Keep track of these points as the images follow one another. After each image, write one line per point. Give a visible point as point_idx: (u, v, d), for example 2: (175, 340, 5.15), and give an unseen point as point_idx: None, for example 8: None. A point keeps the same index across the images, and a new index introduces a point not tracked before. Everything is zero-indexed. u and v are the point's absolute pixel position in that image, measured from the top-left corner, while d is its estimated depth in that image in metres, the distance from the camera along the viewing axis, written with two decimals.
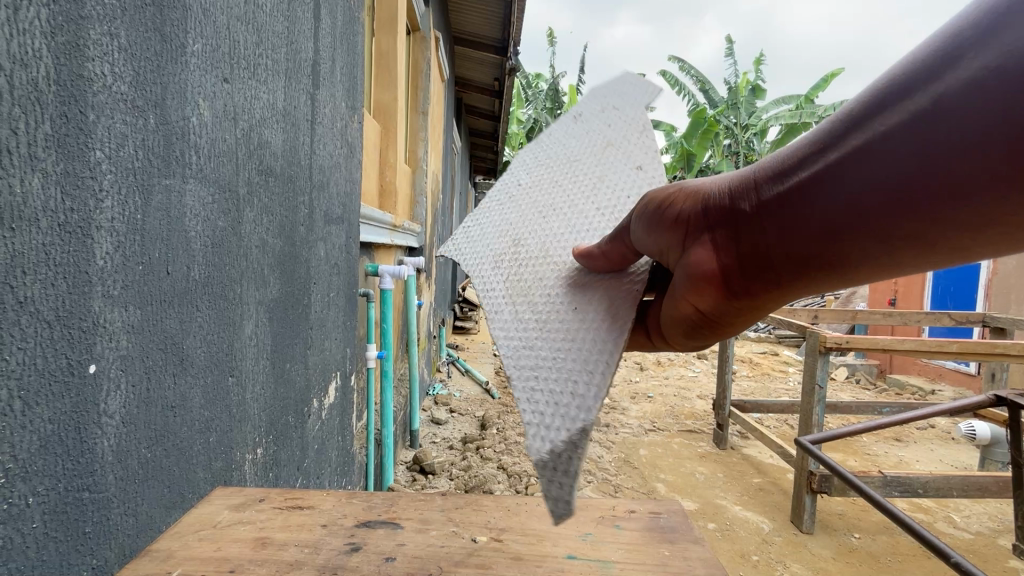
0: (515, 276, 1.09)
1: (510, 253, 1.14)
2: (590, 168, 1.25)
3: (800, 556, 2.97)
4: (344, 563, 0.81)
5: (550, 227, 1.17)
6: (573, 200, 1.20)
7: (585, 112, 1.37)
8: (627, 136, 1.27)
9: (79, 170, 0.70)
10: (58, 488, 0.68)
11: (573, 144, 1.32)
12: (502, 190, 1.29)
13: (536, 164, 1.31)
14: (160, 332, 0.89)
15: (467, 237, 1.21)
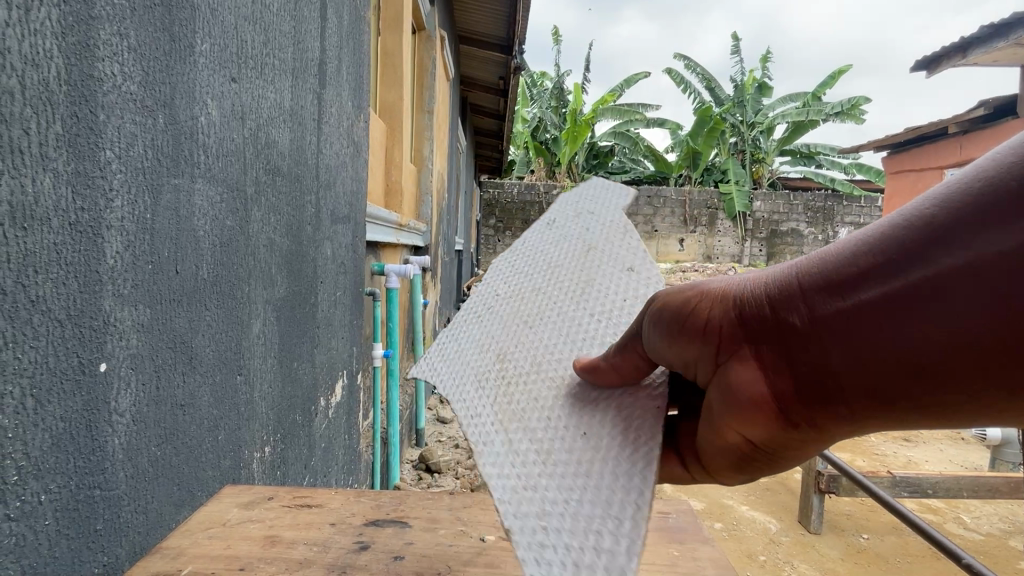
0: (505, 398, 0.90)
1: (499, 374, 0.94)
2: (577, 270, 1.10)
3: (808, 557, 2.96)
4: (353, 561, 0.81)
5: (539, 339, 0.99)
6: (561, 309, 1.03)
7: (559, 217, 1.24)
8: (608, 238, 1.16)
9: (89, 169, 0.70)
10: (71, 485, 0.69)
11: (549, 249, 1.17)
12: (477, 300, 1.09)
13: (512, 271, 1.14)
14: (170, 331, 0.89)
15: (443, 358, 1.00)
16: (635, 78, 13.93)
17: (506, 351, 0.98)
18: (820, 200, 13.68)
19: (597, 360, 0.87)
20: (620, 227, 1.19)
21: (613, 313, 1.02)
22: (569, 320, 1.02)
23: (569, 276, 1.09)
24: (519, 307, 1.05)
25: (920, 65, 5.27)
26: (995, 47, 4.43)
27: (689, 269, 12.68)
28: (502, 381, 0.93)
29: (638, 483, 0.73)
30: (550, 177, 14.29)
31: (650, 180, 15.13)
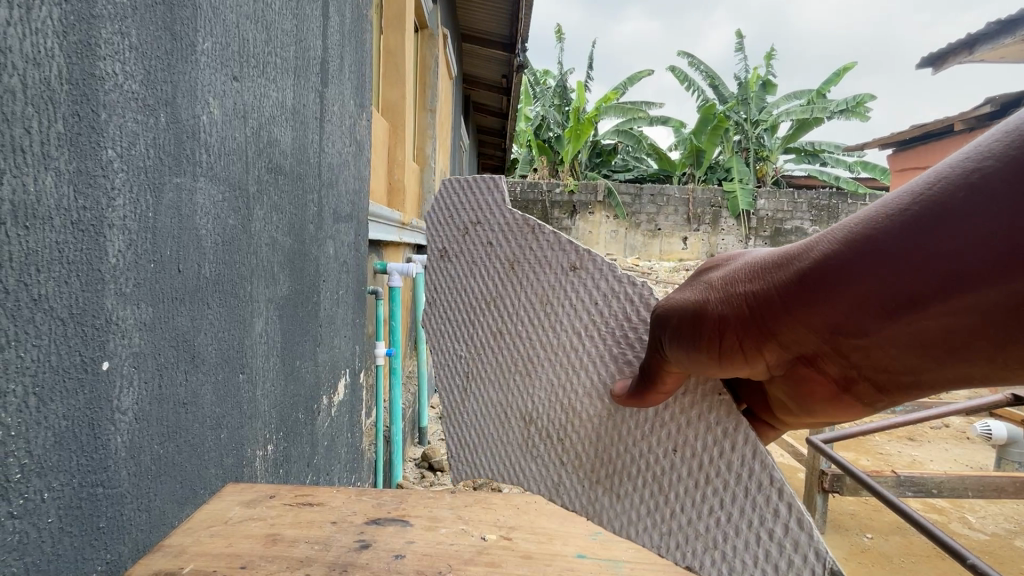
0: (559, 456, 1.10)
1: (535, 437, 1.14)
2: (525, 303, 1.16)
3: None
4: (355, 560, 0.81)
5: (538, 385, 1.14)
6: (537, 352, 1.14)
7: (449, 245, 1.28)
8: (518, 246, 1.17)
9: (91, 168, 0.70)
10: (73, 483, 0.69)
11: (489, 284, 1.22)
12: (455, 374, 1.29)
13: (481, 325, 1.24)
14: (172, 330, 0.89)
15: (494, 435, 1.22)
16: (638, 76, 13.89)
17: (529, 411, 1.15)
18: (824, 198, 13.61)
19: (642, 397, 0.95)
20: (519, 225, 1.17)
21: (579, 327, 1.08)
22: (550, 355, 1.13)
23: (525, 310, 1.16)
24: (509, 360, 1.19)
25: (925, 62, 5.23)
26: (1002, 43, 4.39)
27: (692, 268, 12.64)
28: (544, 441, 1.13)
29: (760, 471, 0.86)
30: (553, 175, 14.27)
31: (653, 178, 15.08)
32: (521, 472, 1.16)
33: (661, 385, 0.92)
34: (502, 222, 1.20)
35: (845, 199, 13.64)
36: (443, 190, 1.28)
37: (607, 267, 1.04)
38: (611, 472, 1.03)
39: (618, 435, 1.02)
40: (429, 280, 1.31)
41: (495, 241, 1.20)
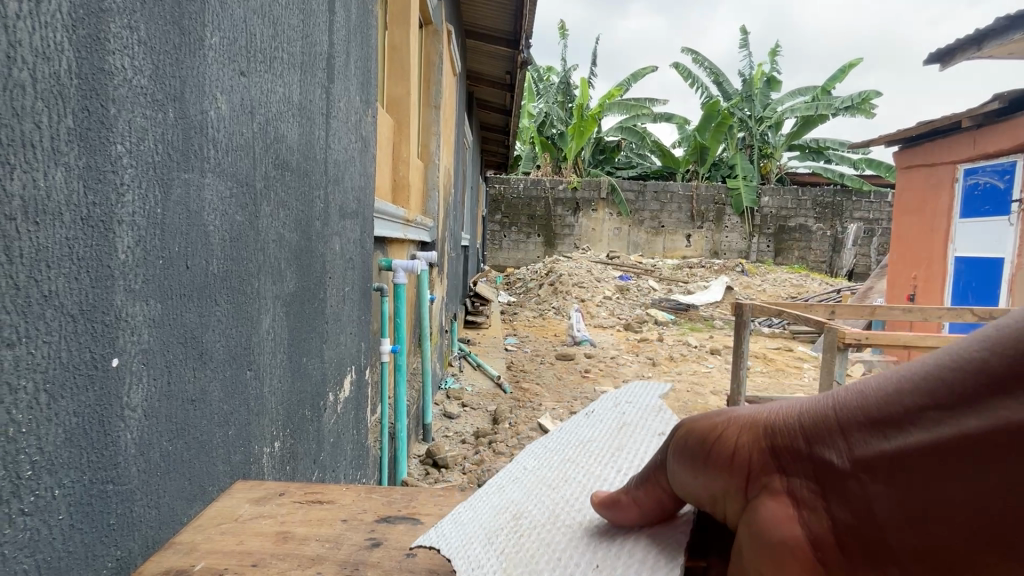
0: (514, 548, 0.77)
1: (513, 528, 0.82)
2: (603, 450, 1.02)
3: None
4: (366, 558, 0.81)
5: (564, 498, 0.88)
6: (588, 477, 0.94)
7: (599, 408, 1.20)
8: (643, 418, 1.12)
9: (100, 164, 0.70)
10: (83, 480, 0.69)
11: (586, 431, 1.11)
12: (499, 477, 1.00)
13: (545, 447, 1.08)
14: (180, 326, 0.89)
15: (460, 513, 0.89)
16: (641, 73, 13.83)
17: (526, 510, 0.86)
18: (829, 195, 13.56)
19: (618, 493, 0.78)
20: (653, 408, 1.15)
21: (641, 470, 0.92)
22: (594, 483, 0.91)
23: (598, 452, 1.01)
24: (548, 476, 0.97)
25: (933, 57, 5.17)
26: (1011, 39, 4.34)
27: (696, 264, 12.63)
28: (515, 534, 0.80)
29: None
30: (556, 173, 14.28)
31: (656, 175, 15.04)
32: (461, 549, 0.77)
33: (640, 493, 0.76)
34: (645, 408, 1.17)
35: (850, 196, 13.58)
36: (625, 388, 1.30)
37: None
38: (528, 571, 0.71)
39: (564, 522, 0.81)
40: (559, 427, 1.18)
41: (628, 412, 1.16)
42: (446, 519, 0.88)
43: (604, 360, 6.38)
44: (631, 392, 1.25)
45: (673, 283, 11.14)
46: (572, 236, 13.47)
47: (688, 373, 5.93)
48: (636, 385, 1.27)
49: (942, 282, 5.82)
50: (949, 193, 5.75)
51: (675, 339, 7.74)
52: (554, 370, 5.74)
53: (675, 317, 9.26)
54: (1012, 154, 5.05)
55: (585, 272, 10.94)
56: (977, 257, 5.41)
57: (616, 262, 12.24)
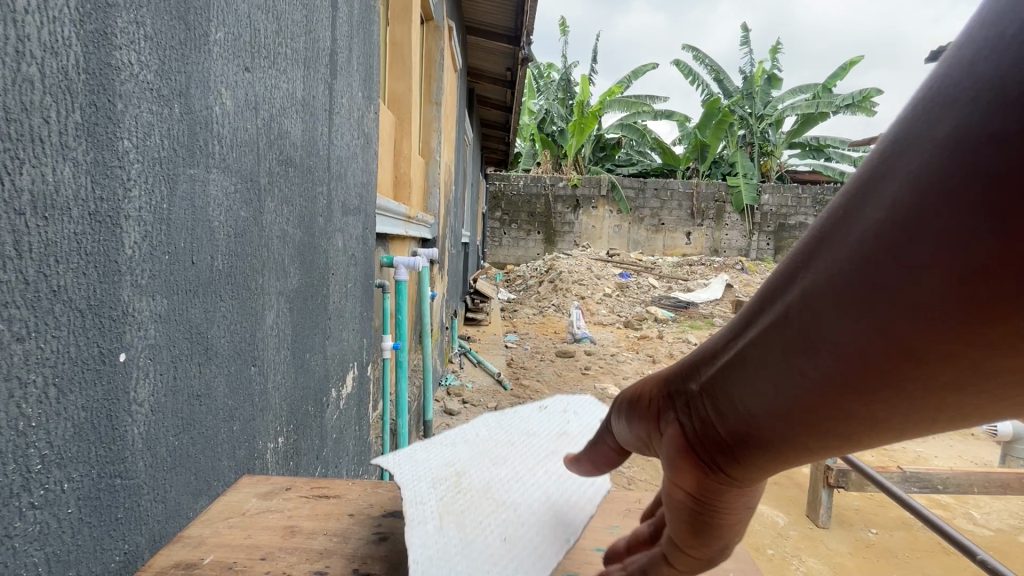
0: (450, 497, 0.87)
1: (452, 484, 0.91)
2: (542, 447, 1.09)
3: (816, 551, 2.91)
4: (373, 552, 0.81)
5: (498, 474, 0.97)
6: (525, 463, 1.03)
7: (552, 404, 1.26)
8: (582, 431, 1.17)
9: (108, 159, 0.70)
10: (92, 474, 0.69)
11: (533, 424, 1.18)
12: (454, 435, 1.11)
13: (495, 423, 1.17)
14: (186, 322, 0.89)
15: (414, 454, 1.00)
16: (642, 70, 13.80)
17: (467, 473, 0.96)
18: (829, 193, 13.56)
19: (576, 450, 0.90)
20: (592, 427, 1.19)
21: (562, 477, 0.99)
22: (526, 474, 0.99)
23: (538, 447, 1.09)
24: (492, 449, 1.06)
25: None
26: None
27: (696, 262, 12.64)
28: (453, 489, 0.90)
29: None
30: (557, 170, 14.27)
31: (656, 172, 15.03)
32: (409, 482, 0.89)
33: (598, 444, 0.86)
34: (589, 422, 1.22)
35: None
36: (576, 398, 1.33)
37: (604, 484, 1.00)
38: (456, 522, 0.81)
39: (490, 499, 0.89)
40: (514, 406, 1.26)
41: (574, 420, 1.21)
42: (399, 455, 1.00)
43: (604, 357, 6.39)
44: (580, 402, 1.30)
45: (672, 280, 11.16)
46: (572, 233, 13.48)
47: None
48: (586, 397, 1.31)
49: None
50: None
51: (675, 336, 7.75)
52: (554, 367, 5.75)
53: (675, 314, 9.27)
54: None
55: (585, 270, 10.95)
56: None
57: (616, 259, 12.25)
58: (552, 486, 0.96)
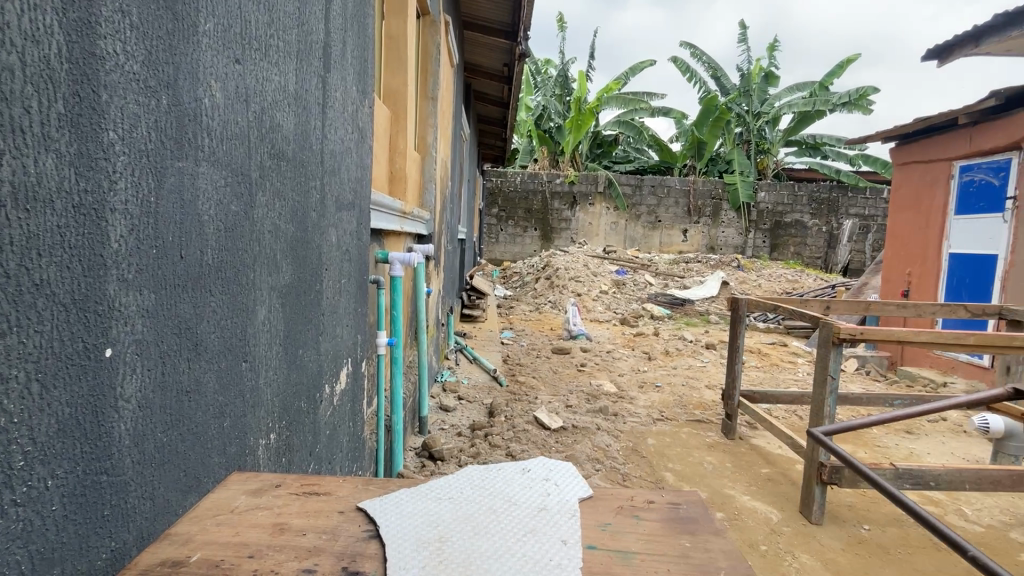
0: (430, 566, 0.79)
1: (435, 548, 0.84)
2: (521, 522, 0.93)
3: (809, 548, 2.62)
4: (363, 549, 0.81)
5: (480, 538, 0.88)
6: (507, 523, 0.93)
7: (535, 465, 1.16)
8: (565, 486, 1.05)
9: (92, 151, 0.69)
10: (77, 471, 0.68)
11: (515, 490, 1.05)
12: (436, 493, 1.03)
13: (478, 486, 1.06)
14: (174, 317, 0.88)
15: (401, 503, 0.94)
16: (640, 66, 13.76)
17: (450, 539, 0.88)
18: (825, 190, 13.58)
19: None
20: (575, 484, 1.07)
21: (542, 538, 0.87)
22: (503, 551, 0.84)
23: (517, 520, 0.94)
24: (477, 509, 0.98)
25: (931, 54, 5.16)
26: (1009, 35, 4.34)
27: (692, 259, 12.65)
28: (435, 556, 0.82)
29: None
30: (554, 166, 14.24)
31: (654, 169, 15.02)
32: (389, 545, 0.81)
33: None
34: (571, 478, 1.10)
35: (846, 192, 13.60)
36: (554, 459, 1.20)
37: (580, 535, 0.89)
38: None
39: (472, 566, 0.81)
40: (496, 465, 1.17)
41: (556, 477, 1.10)
42: (387, 502, 0.94)
43: (600, 354, 6.40)
44: (562, 470, 1.14)
45: (669, 278, 11.17)
46: (568, 230, 13.47)
47: (684, 367, 5.95)
48: (567, 466, 1.13)
49: (935, 279, 5.83)
50: (945, 189, 5.77)
51: (671, 333, 7.76)
52: (550, 364, 5.75)
53: (671, 311, 9.28)
54: (1008, 151, 5.06)
55: (582, 266, 10.95)
56: (970, 253, 5.42)
57: (612, 256, 12.24)
58: (528, 569, 0.80)
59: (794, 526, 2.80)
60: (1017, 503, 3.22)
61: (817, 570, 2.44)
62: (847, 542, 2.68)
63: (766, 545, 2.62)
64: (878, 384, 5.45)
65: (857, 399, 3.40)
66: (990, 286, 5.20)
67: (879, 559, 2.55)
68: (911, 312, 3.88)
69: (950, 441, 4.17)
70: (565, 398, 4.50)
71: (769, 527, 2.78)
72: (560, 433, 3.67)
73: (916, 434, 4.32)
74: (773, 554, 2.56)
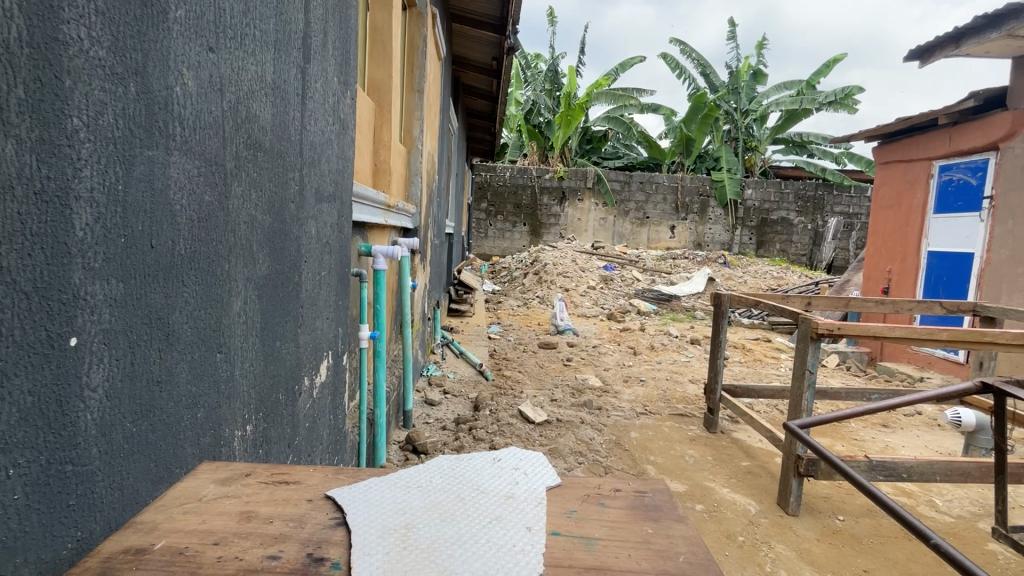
0: (395, 554, 0.80)
1: (401, 536, 0.85)
2: (488, 509, 0.95)
3: (786, 537, 2.68)
4: (329, 536, 0.83)
5: (448, 525, 0.90)
6: (475, 510, 0.94)
7: (505, 454, 1.17)
8: (532, 477, 1.07)
9: (55, 137, 0.68)
10: (40, 460, 0.68)
11: (484, 478, 1.07)
12: (406, 481, 1.04)
13: (448, 475, 1.08)
14: (144, 307, 0.87)
15: (370, 491, 0.96)
16: (630, 62, 13.78)
17: (417, 526, 0.89)
18: (810, 188, 13.75)
19: None
20: (541, 474, 1.08)
21: (508, 525, 0.89)
22: (468, 538, 0.86)
23: (484, 508, 0.95)
24: (444, 497, 0.99)
25: (913, 54, 5.24)
26: (988, 38, 4.43)
27: (680, 255, 12.75)
28: (401, 543, 0.84)
29: None
30: (543, 161, 14.24)
31: (643, 166, 15.09)
32: (356, 534, 0.82)
33: None
34: (540, 469, 1.11)
35: (831, 190, 13.79)
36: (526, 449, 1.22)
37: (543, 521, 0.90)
38: None
39: (437, 552, 0.82)
40: (466, 456, 1.18)
41: (524, 467, 1.12)
42: (356, 490, 0.96)
43: (586, 348, 6.44)
44: (532, 459, 1.16)
45: (656, 274, 11.25)
46: (557, 226, 13.50)
47: (669, 362, 6.01)
48: (537, 455, 1.15)
49: (914, 276, 5.94)
50: (924, 189, 5.88)
51: (657, 328, 7.83)
52: (536, 358, 5.78)
53: (657, 307, 9.36)
54: (985, 151, 5.17)
55: (570, 262, 10.99)
56: (949, 251, 5.53)
57: (600, 252, 12.29)
58: (492, 554, 0.81)
59: (771, 518, 2.85)
60: (987, 494, 3.31)
61: (791, 559, 2.49)
62: (822, 532, 2.74)
63: (744, 536, 2.68)
64: (858, 379, 5.55)
65: (835, 393, 3.47)
66: (966, 283, 5.31)
67: (852, 548, 2.62)
68: (889, 309, 3.96)
69: (925, 434, 4.28)
70: (550, 392, 4.53)
71: (747, 518, 2.83)
72: (544, 427, 3.69)
73: (892, 427, 4.41)
74: (750, 544, 2.61)
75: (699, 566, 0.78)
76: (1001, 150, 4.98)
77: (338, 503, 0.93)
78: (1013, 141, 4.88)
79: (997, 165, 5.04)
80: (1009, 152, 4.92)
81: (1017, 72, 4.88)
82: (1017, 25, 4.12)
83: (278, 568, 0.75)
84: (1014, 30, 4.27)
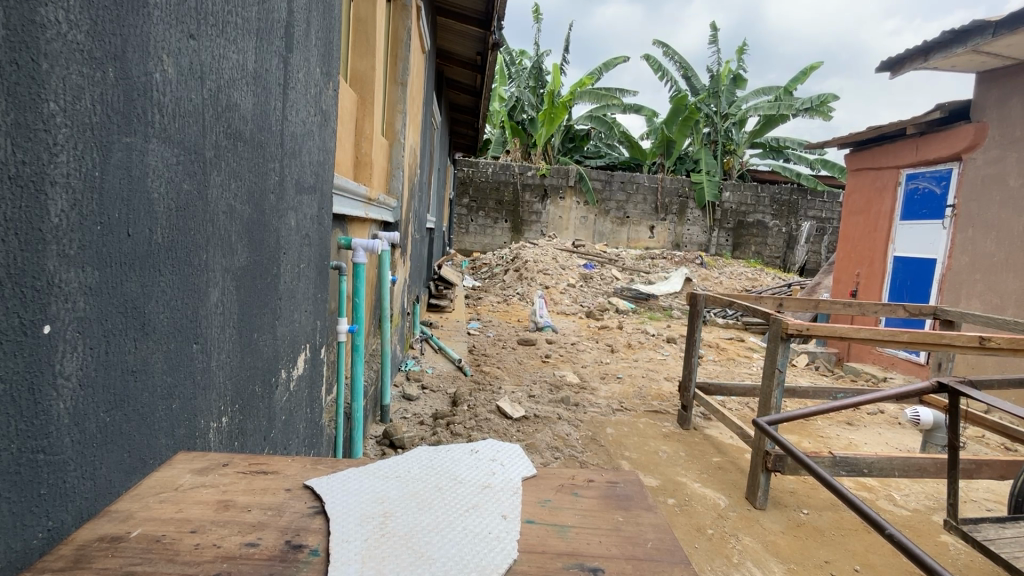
0: (376, 541, 0.82)
1: (379, 523, 0.87)
2: (465, 498, 0.97)
3: (752, 530, 2.77)
4: (307, 524, 0.84)
5: (424, 515, 0.91)
6: (452, 498, 0.97)
7: (482, 449, 1.18)
8: (508, 473, 1.07)
9: (30, 121, 0.68)
10: (11, 448, 0.68)
11: (462, 469, 1.09)
12: (386, 470, 1.06)
13: (427, 465, 1.10)
14: (120, 296, 0.86)
15: (348, 481, 0.98)
16: (613, 62, 13.85)
17: (396, 514, 0.91)
18: (785, 193, 14.17)
19: None
20: (515, 471, 1.09)
21: (482, 515, 0.91)
22: (448, 526, 0.88)
23: (460, 497, 0.98)
24: (421, 488, 1.00)
25: (885, 65, 5.42)
26: (955, 53, 4.60)
27: (659, 254, 12.93)
28: (381, 529, 0.86)
29: None
30: (526, 158, 14.24)
31: (624, 166, 15.26)
32: (337, 519, 0.85)
33: None
34: (518, 466, 1.10)
35: (806, 195, 14.21)
36: (503, 446, 1.21)
37: (515, 510, 0.93)
38: (381, 564, 0.77)
39: (414, 536, 0.85)
40: (444, 449, 1.18)
41: (499, 462, 1.12)
42: (335, 480, 0.97)
43: (566, 345, 6.52)
44: (509, 452, 1.18)
45: (635, 272, 11.40)
46: (538, 223, 13.58)
47: (646, 360, 6.14)
48: (514, 446, 1.18)
49: (881, 280, 6.17)
50: (892, 196, 6.09)
51: (635, 326, 7.96)
52: (516, 354, 5.82)
53: (636, 305, 9.50)
54: (949, 161, 5.38)
55: (551, 260, 11.09)
56: (914, 257, 5.74)
57: (580, 250, 12.39)
58: (469, 541, 0.83)
59: (739, 511, 2.95)
60: (942, 488, 3.48)
61: (758, 551, 2.58)
62: (787, 525, 2.84)
63: (713, 528, 2.76)
64: (826, 378, 5.75)
65: (803, 391, 3.59)
66: (929, 287, 5.53)
67: (814, 540, 2.72)
68: (855, 311, 4.12)
69: (886, 431, 4.47)
70: (529, 388, 4.57)
71: (716, 512, 2.92)
72: (522, 422, 3.74)
73: (856, 425, 4.60)
74: (719, 537, 2.69)
75: (666, 552, 0.82)
76: (963, 161, 5.21)
77: (320, 495, 0.92)
78: (975, 152, 5.11)
79: (960, 174, 5.26)
80: (971, 163, 5.15)
81: (980, 86, 5.11)
82: (981, 41, 4.31)
83: (256, 554, 0.76)
84: (978, 46, 4.44)
